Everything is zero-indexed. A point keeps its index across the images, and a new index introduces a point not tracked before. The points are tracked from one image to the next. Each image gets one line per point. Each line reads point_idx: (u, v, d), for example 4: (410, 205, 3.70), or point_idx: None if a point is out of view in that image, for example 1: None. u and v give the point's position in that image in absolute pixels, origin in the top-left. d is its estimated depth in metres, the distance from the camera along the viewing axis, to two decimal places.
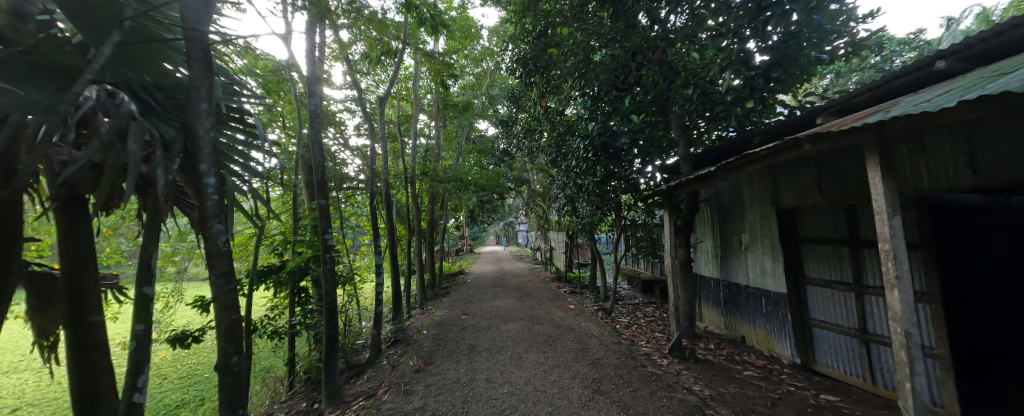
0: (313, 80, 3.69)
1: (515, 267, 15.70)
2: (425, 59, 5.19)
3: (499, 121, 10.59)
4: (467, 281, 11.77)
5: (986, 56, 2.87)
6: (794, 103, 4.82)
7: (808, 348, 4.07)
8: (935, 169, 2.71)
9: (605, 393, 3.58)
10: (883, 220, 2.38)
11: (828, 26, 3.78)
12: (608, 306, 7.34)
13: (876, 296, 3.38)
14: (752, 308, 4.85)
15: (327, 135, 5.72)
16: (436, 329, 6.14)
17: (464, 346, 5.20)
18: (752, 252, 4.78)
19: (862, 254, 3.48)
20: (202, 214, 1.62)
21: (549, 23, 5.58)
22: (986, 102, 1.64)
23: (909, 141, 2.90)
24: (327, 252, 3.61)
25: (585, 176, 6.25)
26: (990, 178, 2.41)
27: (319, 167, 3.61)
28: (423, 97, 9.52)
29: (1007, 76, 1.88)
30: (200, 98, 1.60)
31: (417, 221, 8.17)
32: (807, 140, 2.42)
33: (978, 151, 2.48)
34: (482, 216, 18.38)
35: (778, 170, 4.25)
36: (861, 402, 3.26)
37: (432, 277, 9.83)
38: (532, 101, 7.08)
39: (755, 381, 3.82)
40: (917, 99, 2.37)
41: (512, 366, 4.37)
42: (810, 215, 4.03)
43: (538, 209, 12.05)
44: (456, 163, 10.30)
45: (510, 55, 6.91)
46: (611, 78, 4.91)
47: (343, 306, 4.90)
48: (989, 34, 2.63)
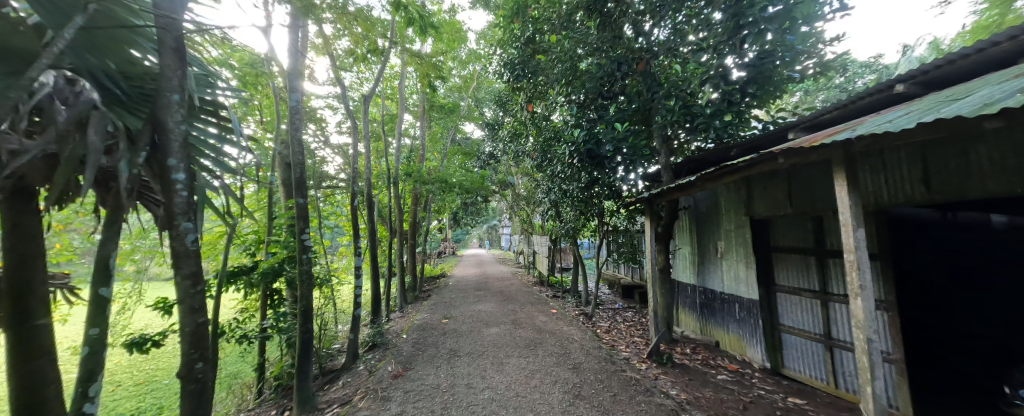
0: (295, 74, 3.60)
1: (497, 271, 15.64)
2: (412, 59, 5.15)
3: (485, 124, 10.60)
4: (449, 284, 11.61)
5: (938, 82, 3.11)
6: (767, 118, 5.07)
7: (778, 352, 4.25)
8: (894, 184, 2.91)
9: (585, 398, 3.61)
10: (849, 232, 2.53)
11: (799, 46, 4.00)
12: (589, 310, 7.42)
13: (840, 303, 3.58)
14: (726, 313, 5.02)
15: (307, 131, 5.53)
16: (416, 333, 6.01)
17: (444, 351, 5.12)
18: (728, 260, 4.95)
19: (827, 263, 3.68)
20: (169, 212, 1.52)
21: (537, 29, 5.66)
22: (941, 125, 1.77)
23: (872, 158, 3.10)
24: (303, 253, 3.48)
25: (570, 181, 6.33)
26: (941, 195, 2.62)
27: (298, 164, 3.50)
28: (409, 97, 9.41)
29: (958, 101, 2.04)
30: (171, 89, 1.53)
31: (399, 223, 8.02)
32: (782, 154, 2.53)
33: (931, 168, 2.68)
34: (466, 218, 18.22)
35: (753, 181, 4.44)
36: (825, 404, 3.43)
37: (413, 279, 9.67)
38: (519, 105, 7.11)
39: (728, 384, 3.96)
40: (879, 119, 2.53)
41: (492, 371, 4.34)
42: (781, 225, 4.22)
43: (522, 213, 12.10)
44: (441, 164, 10.21)
45: (498, 59, 6.95)
46: (597, 86, 5.02)
47: (319, 309, 4.74)
48: (943, 61, 2.86)
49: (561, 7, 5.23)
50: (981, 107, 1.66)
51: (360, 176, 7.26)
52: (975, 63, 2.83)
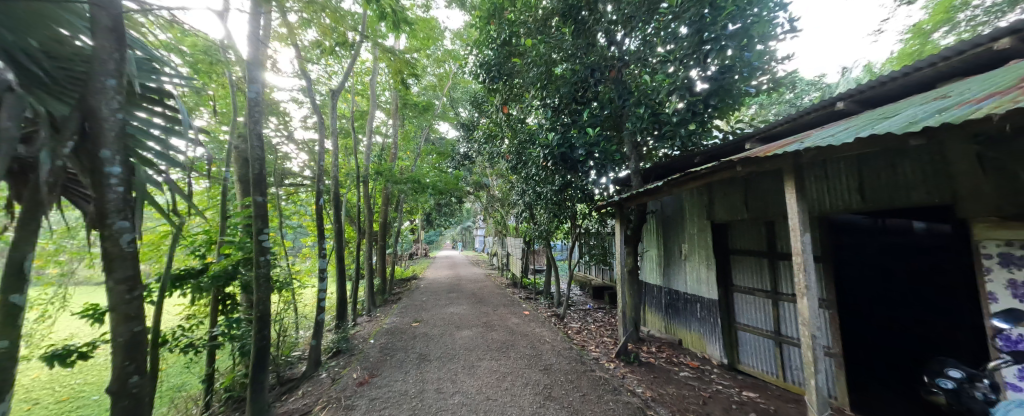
0: (255, 64, 3.37)
1: (470, 272, 15.50)
2: (385, 55, 5.02)
3: (460, 124, 10.49)
4: (421, 286, 11.35)
5: (872, 102, 3.44)
6: (728, 129, 5.40)
7: (734, 349, 4.51)
8: (834, 193, 3.20)
9: (555, 399, 3.64)
10: (797, 236, 2.73)
11: (755, 63, 4.33)
12: (561, 312, 7.52)
13: (788, 302, 3.87)
14: (688, 313, 5.27)
15: (268, 125, 5.19)
16: (384, 338, 5.80)
17: (413, 355, 4.98)
18: (691, 262, 5.18)
19: (778, 265, 3.97)
20: (100, 209, 1.36)
21: (513, 32, 5.69)
22: (876, 140, 1.95)
23: (817, 168, 3.38)
24: (260, 256, 3.27)
25: (544, 184, 6.37)
26: (873, 204, 2.91)
27: (257, 160, 3.29)
28: (381, 93, 9.12)
29: (889, 120, 2.27)
30: (105, 73, 1.37)
31: (369, 223, 7.74)
32: (740, 163, 2.69)
33: (865, 179, 2.97)
34: (439, 219, 17.93)
35: (715, 187, 4.70)
36: (775, 396, 3.69)
37: (382, 282, 9.35)
38: (494, 107, 7.11)
39: (690, 381, 4.15)
40: (824, 133, 2.76)
41: (463, 375, 4.28)
42: (738, 229, 4.50)
43: (496, 214, 12.09)
44: (414, 163, 9.97)
45: (474, 59, 6.91)
46: (571, 91, 5.12)
47: (277, 314, 4.45)
48: (877, 82, 3.17)
49: (537, 12, 5.36)
50: (910, 125, 1.84)
51: (326, 174, 6.92)
52: (902, 85, 3.17)
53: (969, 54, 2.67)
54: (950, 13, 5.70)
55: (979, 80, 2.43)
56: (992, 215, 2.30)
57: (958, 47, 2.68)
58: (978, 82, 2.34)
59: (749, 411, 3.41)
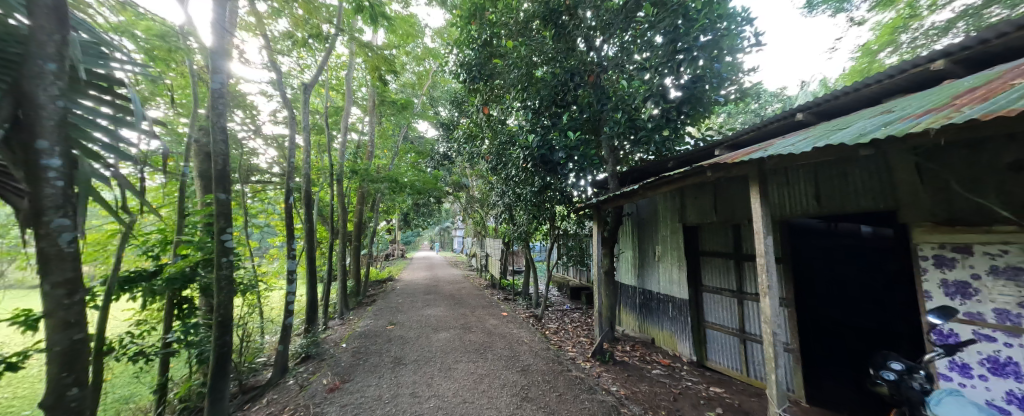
0: (220, 54, 3.18)
1: (448, 274, 15.31)
2: (363, 51, 4.91)
3: (439, 124, 10.36)
4: (397, 288, 11.08)
5: (827, 114, 3.70)
6: (699, 136, 5.64)
7: (703, 346, 4.71)
8: (794, 198, 3.42)
9: (532, 400, 3.65)
10: (761, 239, 2.88)
11: (724, 74, 4.57)
12: (539, 312, 7.57)
13: (752, 301, 4.09)
14: (661, 312, 5.45)
15: (234, 119, 4.89)
16: (357, 342, 5.61)
17: (388, 359, 4.85)
18: (664, 263, 5.36)
19: (744, 266, 4.19)
20: (35, 206, 1.23)
21: (495, 33, 5.72)
22: (830, 150, 2.10)
23: (779, 175, 3.59)
24: (222, 256, 3.08)
25: (524, 186, 6.36)
26: (827, 209, 3.12)
27: (222, 155, 3.11)
28: (358, 89, 8.85)
29: (842, 131, 2.45)
30: (44, 56, 1.24)
31: (343, 223, 7.48)
32: (710, 168, 2.81)
33: (821, 186, 3.19)
34: (417, 220, 17.62)
35: (686, 191, 4.89)
36: (739, 391, 3.88)
37: (356, 284, 9.05)
38: (475, 107, 7.07)
39: (661, 378, 4.29)
40: (786, 142, 2.93)
41: (440, 377, 4.21)
42: (708, 231, 4.70)
43: (475, 215, 12.01)
44: (392, 162, 9.74)
45: (455, 58, 6.85)
46: (551, 94, 5.17)
47: (241, 319, 4.20)
48: (832, 96, 3.42)
49: (518, 14, 5.39)
50: (859, 137, 1.98)
51: (297, 171, 6.63)
52: (853, 100, 3.44)
53: (909, 73, 2.94)
54: (893, 35, 6.26)
55: (919, 97, 2.67)
56: (926, 221, 2.54)
57: (900, 66, 2.94)
58: (916, 99, 2.58)
59: (716, 406, 3.57)
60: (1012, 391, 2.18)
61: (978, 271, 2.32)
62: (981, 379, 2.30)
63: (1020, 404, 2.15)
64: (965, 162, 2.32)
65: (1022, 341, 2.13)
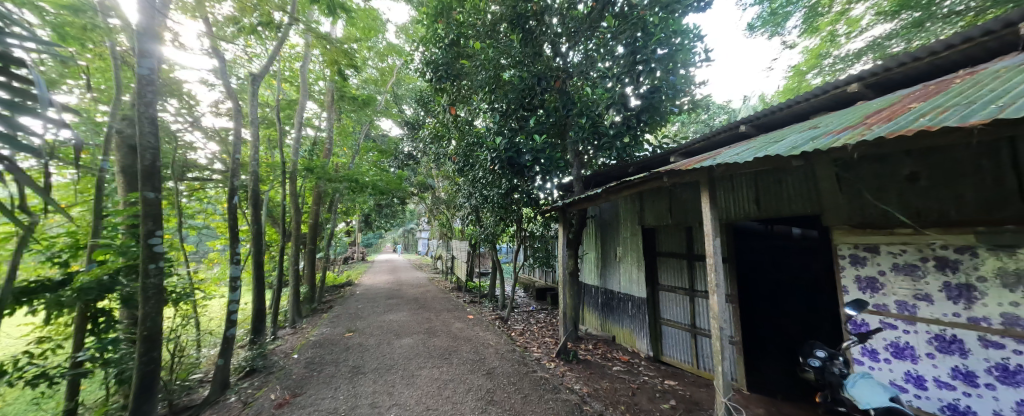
0: (148, 35, 2.82)
1: (412, 277, 14.85)
2: (320, 42, 4.69)
3: (404, 122, 10.06)
4: (356, 293, 10.54)
5: (765, 127, 4.08)
6: (656, 143, 5.96)
7: (659, 342, 4.98)
8: (739, 203, 3.73)
9: (497, 403, 3.64)
10: (711, 240, 3.10)
11: (678, 86, 4.91)
12: (505, 314, 7.57)
13: (702, 298, 4.39)
14: (621, 310, 5.69)
15: (166, 108, 4.37)
16: (310, 352, 5.25)
17: (345, 369, 4.58)
18: (625, 263, 5.60)
19: (695, 265, 4.48)
20: None
21: (462, 33, 5.70)
22: (766, 160, 2.30)
23: (726, 182, 3.89)
24: (150, 263, 2.74)
25: (490, 188, 6.29)
26: (766, 212, 3.44)
27: (150, 150, 2.77)
28: (314, 83, 8.31)
29: (778, 143, 2.70)
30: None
31: (295, 225, 6.98)
32: (666, 174, 2.98)
33: (760, 191, 3.50)
34: (379, 222, 16.93)
35: (645, 195, 5.15)
36: (690, 383, 4.16)
37: (310, 290, 8.46)
38: (441, 107, 6.94)
39: (621, 374, 4.47)
40: (731, 152, 3.18)
41: (402, 385, 4.06)
42: (664, 233, 4.98)
43: (441, 216, 11.79)
44: (353, 161, 9.28)
45: (420, 56, 6.69)
46: (519, 98, 5.20)
47: (173, 331, 3.76)
48: (769, 110, 3.78)
49: (486, 16, 5.39)
50: (793, 149, 2.20)
51: (242, 169, 6.06)
52: (786, 115, 3.82)
53: (831, 94, 3.31)
54: (818, 58, 7.09)
55: (840, 115, 3.02)
56: (844, 224, 2.87)
57: (823, 87, 3.32)
58: (837, 117, 2.92)
59: (670, 398, 3.78)
60: (909, 371, 2.53)
61: (883, 268, 2.67)
62: (885, 363, 2.64)
63: (914, 382, 2.51)
64: (873, 173, 2.67)
65: (917, 327, 2.49)
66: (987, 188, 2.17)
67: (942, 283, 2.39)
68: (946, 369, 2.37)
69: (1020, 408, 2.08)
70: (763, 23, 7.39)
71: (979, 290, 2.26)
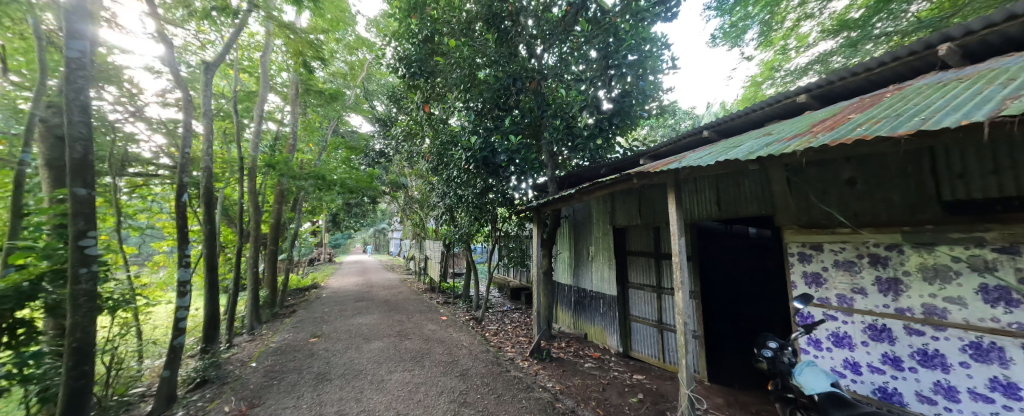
0: (78, 14, 2.54)
1: (382, 278, 14.43)
2: (284, 33, 4.53)
3: (375, 119, 9.76)
4: (323, 296, 10.08)
5: (726, 132, 4.33)
6: (627, 146, 6.16)
7: (628, 338, 5.15)
8: (702, 204, 3.94)
9: (470, 404, 3.60)
10: (677, 240, 3.24)
11: (648, 91, 5.13)
12: (479, 315, 7.53)
13: (668, 295, 4.59)
14: (593, 308, 5.83)
15: (102, 96, 3.95)
16: (270, 360, 4.94)
17: (309, 376, 4.36)
18: (597, 262, 5.74)
19: (662, 264, 4.67)
20: None
21: (436, 30, 5.59)
22: (727, 164, 2.43)
23: (691, 184, 4.09)
24: (82, 266, 2.47)
25: (465, 187, 6.23)
26: (726, 214, 3.65)
27: (82, 142, 2.51)
28: (276, 74, 7.85)
29: (738, 148, 2.87)
30: None
31: (255, 225, 6.56)
32: (636, 176, 3.08)
33: (722, 194, 3.71)
34: (348, 221, 16.30)
35: (616, 196, 5.31)
36: (657, 376, 4.34)
37: (270, 294, 7.96)
38: (415, 104, 6.77)
39: (592, 371, 4.58)
40: (696, 155, 3.34)
41: (371, 391, 3.92)
42: (634, 233, 5.16)
43: (414, 216, 11.54)
44: (319, 158, 8.87)
45: (393, 52, 6.50)
46: (494, 97, 5.20)
47: (111, 341, 3.42)
48: (730, 117, 4.01)
49: (460, 14, 5.34)
50: (748, 154, 2.33)
51: (194, 164, 5.59)
52: (745, 122, 4.07)
53: (782, 103, 3.58)
54: (772, 70, 7.66)
55: (791, 123, 3.25)
56: (793, 224, 3.11)
57: (776, 98, 3.58)
58: (789, 125, 3.15)
59: (638, 392, 3.92)
60: (847, 359, 2.78)
61: (826, 264, 2.91)
62: (828, 351, 2.90)
63: (851, 367, 2.76)
64: (819, 178, 2.90)
65: (854, 318, 2.74)
66: (913, 192, 2.41)
67: (874, 277, 2.63)
68: (878, 355, 2.61)
69: (936, 388, 2.33)
70: (724, 35, 7.80)
71: (904, 283, 2.49)
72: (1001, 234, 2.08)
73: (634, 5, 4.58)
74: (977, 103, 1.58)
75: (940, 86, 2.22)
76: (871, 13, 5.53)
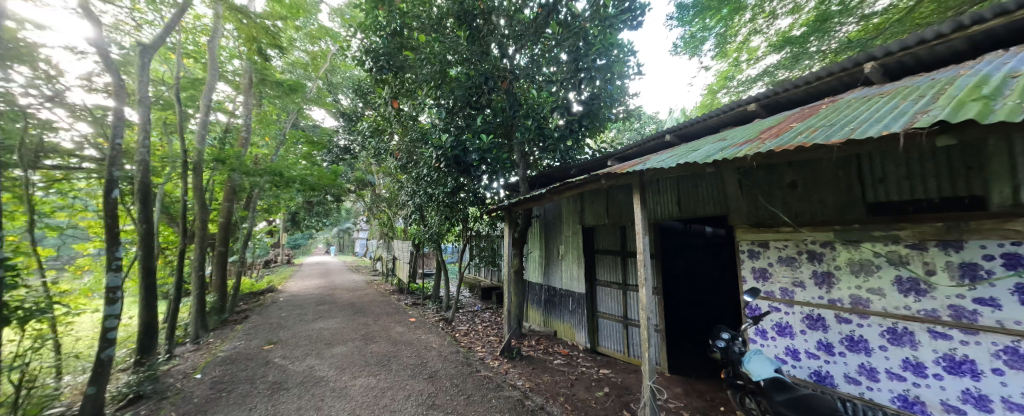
0: None
1: (347, 280, 13.80)
2: (234, 16, 4.23)
3: (340, 113, 9.33)
4: (280, 300, 9.46)
5: (687, 136, 4.57)
6: (596, 147, 6.32)
7: (596, 334, 5.31)
8: (666, 204, 4.15)
9: (438, 407, 3.54)
10: (641, 238, 3.37)
11: (615, 95, 5.36)
12: (448, 315, 7.43)
13: (633, 291, 4.78)
14: (563, 306, 5.95)
15: (10, 77, 3.44)
16: (219, 370, 4.56)
17: (263, 386, 4.07)
18: (566, 261, 5.85)
19: (628, 261, 4.85)
20: None
21: (405, 24, 5.43)
22: (687, 165, 2.55)
23: (655, 186, 4.28)
24: None
25: (435, 186, 6.11)
26: (686, 213, 3.87)
27: None
28: (227, 61, 7.25)
29: (697, 152, 3.04)
30: None
31: (201, 225, 6.01)
32: (604, 177, 3.17)
33: (683, 195, 3.92)
34: (308, 220, 15.42)
35: (586, 196, 5.44)
36: (621, 370, 4.52)
37: (219, 299, 7.34)
38: (382, 99, 6.51)
39: (561, 367, 4.67)
40: (659, 158, 3.51)
41: (332, 398, 3.73)
42: (601, 232, 5.32)
43: (381, 215, 11.16)
44: (277, 153, 8.32)
45: (358, 43, 6.22)
46: (466, 95, 5.14)
47: (19, 357, 2.98)
48: (691, 122, 4.25)
49: (431, 9, 5.23)
50: (706, 157, 2.48)
51: (127, 156, 5.02)
52: (703, 127, 4.32)
53: (736, 111, 3.85)
54: (727, 80, 8.23)
55: (743, 129, 3.51)
56: (744, 224, 3.34)
57: (730, 106, 3.85)
58: (741, 131, 3.39)
59: (604, 386, 4.05)
60: (788, 346, 3.04)
61: (771, 260, 3.16)
62: (772, 340, 3.15)
63: (792, 354, 3.01)
64: (767, 181, 3.15)
65: (794, 309, 3.00)
66: (844, 195, 2.69)
67: (812, 271, 2.89)
68: (814, 342, 2.88)
69: (861, 370, 2.61)
70: (684, 44, 8.22)
71: (836, 276, 2.76)
72: (913, 231, 2.37)
73: (602, 12, 4.68)
74: (895, 116, 1.80)
75: (865, 100, 2.49)
76: (810, 32, 6.12)
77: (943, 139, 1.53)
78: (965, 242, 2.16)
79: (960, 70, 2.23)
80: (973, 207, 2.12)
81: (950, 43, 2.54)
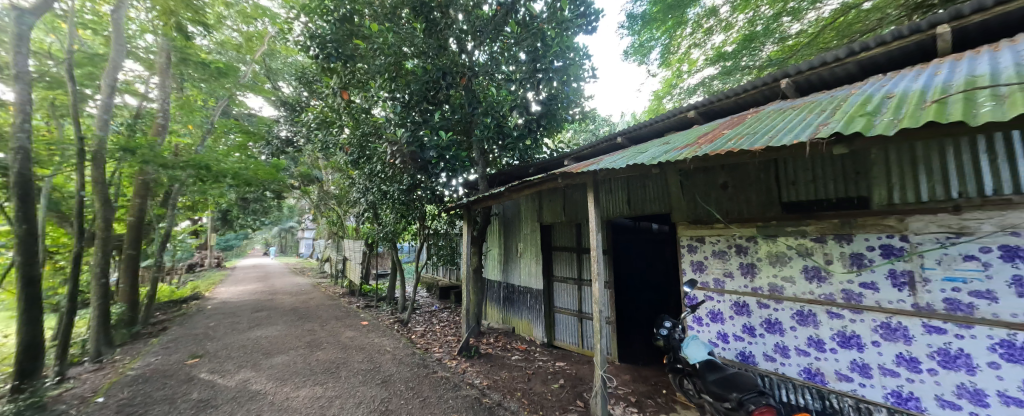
0: None
1: (290, 283, 12.72)
2: None
3: (280, 102, 8.53)
4: (208, 309, 8.43)
5: (636, 139, 4.85)
6: (553, 147, 6.49)
7: (552, 328, 5.46)
8: (618, 202, 4.37)
9: (391, 412, 3.40)
10: (594, 235, 3.51)
11: (571, 97, 5.54)
12: (404, 317, 7.17)
13: (587, 286, 4.99)
14: (521, 302, 6.03)
15: None
16: (128, 391, 3.96)
17: (186, 405, 3.62)
18: (525, 258, 5.94)
19: (582, 257, 5.05)
20: None
21: (356, 10, 5.13)
22: (636, 166, 2.69)
23: (608, 185, 4.49)
24: None
25: (390, 182, 5.86)
26: (636, 211, 4.11)
27: None
28: (137, 36, 6.29)
29: (644, 153, 3.23)
30: None
31: (103, 225, 5.15)
32: (560, 176, 3.25)
33: (633, 194, 4.16)
34: (243, 219, 13.90)
35: (543, 195, 5.56)
36: (576, 362, 4.70)
37: (129, 310, 6.36)
38: (329, 89, 6.06)
39: (518, 363, 4.73)
40: (611, 159, 3.67)
41: (271, 412, 3.43)
42: (558, 229, 5.47)
43: (330, 213, 10.44)
44: (204, 143, 7.40)
45: (301, 28, 5.73)
46: (421, 90, 4.93)
47: None
48: (640, 126, 4.53)
49: None
50: (651, 159, 2.64)
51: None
52: (651, 131, 4.62)
53: (678, 116, 4.16)
54: (671, 88, 8.88)
55: (684, 134, 3.81)
56: (684, 221, 3.64)
57: (673, 112, 4.16)
58: (682, 136, 3.68)
59: (560, 378, 4.19)
60: (719, 331, 3.37)
61: (706, 254, 3.47)
62: (706, 325, 3.47)
63: (722, 337, 3.35)
64: (704, 182, 3.46)
65: (724, 297, 3.34)
66: (765, 195, 3.04)
67: (739, 262, 3.23)
68: (739, 326, 3.22)
69: (776, 348, 2.99)
70: (634, 52, 8.69)
71: (757, 267, 3.11)
72: (816, 227, 2.75)
73: (559, 15, 4.82)
74: (803, 127, 2.06)
75: (781, 112, 2.84)
76: (740, 49, 6.80)
77: (838, 148, 1.78)
78: (854, 236, 2.55)
79: (852, 90, 2.64)
80: (860, 206, 2.51)
81: (845, 66, 2.99)
